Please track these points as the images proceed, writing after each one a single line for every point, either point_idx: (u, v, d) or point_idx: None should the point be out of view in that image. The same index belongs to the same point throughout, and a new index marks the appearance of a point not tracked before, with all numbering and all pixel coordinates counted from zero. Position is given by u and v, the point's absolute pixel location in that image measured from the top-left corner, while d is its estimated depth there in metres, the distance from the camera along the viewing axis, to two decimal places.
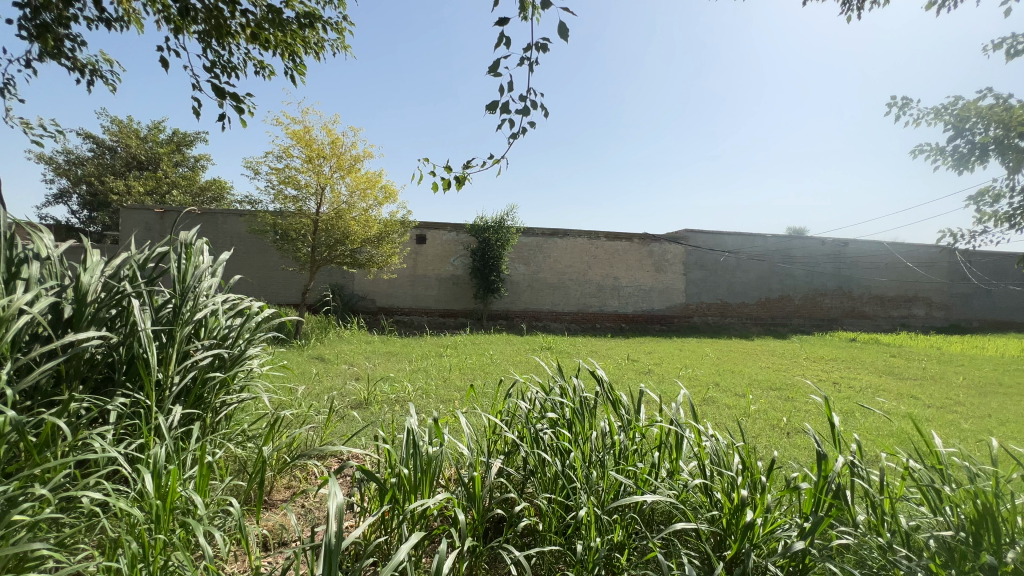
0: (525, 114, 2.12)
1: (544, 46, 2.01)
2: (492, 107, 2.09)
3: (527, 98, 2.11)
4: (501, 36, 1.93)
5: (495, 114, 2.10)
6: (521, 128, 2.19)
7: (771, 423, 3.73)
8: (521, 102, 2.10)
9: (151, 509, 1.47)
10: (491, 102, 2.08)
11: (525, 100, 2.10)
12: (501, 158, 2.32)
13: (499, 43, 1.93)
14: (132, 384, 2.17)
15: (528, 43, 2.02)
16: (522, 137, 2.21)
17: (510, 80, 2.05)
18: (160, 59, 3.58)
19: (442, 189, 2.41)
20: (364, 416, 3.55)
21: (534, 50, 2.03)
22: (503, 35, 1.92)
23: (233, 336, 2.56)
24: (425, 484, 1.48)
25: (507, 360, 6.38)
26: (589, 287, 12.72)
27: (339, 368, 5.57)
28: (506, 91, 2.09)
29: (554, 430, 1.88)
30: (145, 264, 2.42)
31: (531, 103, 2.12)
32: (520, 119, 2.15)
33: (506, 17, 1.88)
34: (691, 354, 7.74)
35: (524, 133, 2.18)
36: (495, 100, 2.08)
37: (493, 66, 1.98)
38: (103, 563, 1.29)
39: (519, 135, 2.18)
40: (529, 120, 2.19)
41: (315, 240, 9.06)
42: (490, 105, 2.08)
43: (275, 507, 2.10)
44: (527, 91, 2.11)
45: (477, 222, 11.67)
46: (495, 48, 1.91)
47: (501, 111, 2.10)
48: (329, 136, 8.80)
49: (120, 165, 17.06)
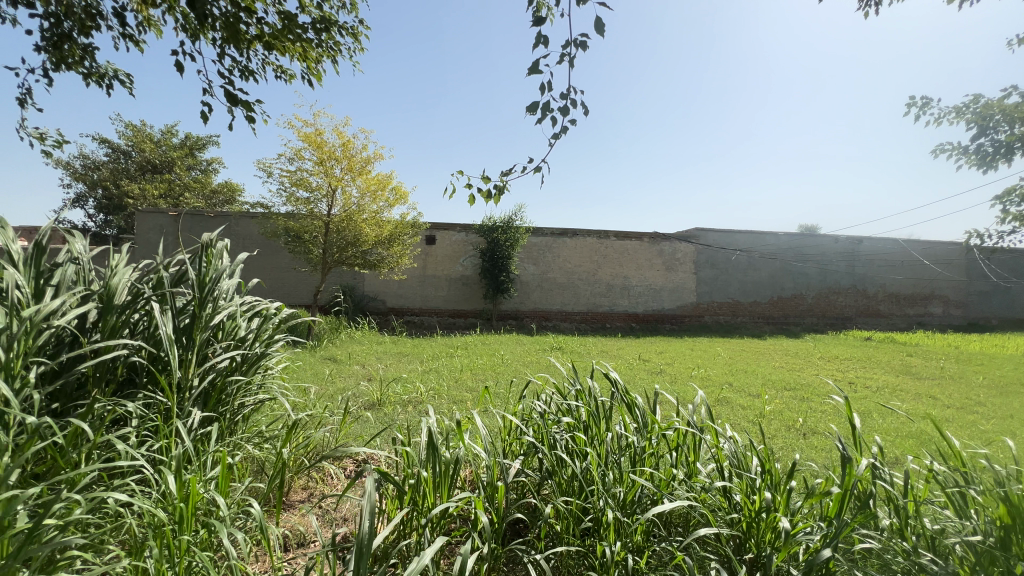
0: (566, 112, 2.11)
1: (583, 42, 2.01)
2: (533, 108, 2.09)
3: (569, 96, 2.10)
4: (540, 36, 1.97)
5: (537, 115, 2.10)
6: (563, 128, 2.17)
7: (787, 424, 3.68)
8: (563, 100, 2.10)
9: (176, 510, 1.50)
10: (533, 101, 2.08)
11: (566, 98, 2.10)
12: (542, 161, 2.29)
13: (538, 42, 1.96)
14: (153, 385, 2.22)
15: (567, 42, 2.03)
16: (565, 137, 2.19)
17: (550, 79, 2.06)
18: (178, 65, 3.64)
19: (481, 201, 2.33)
20: (379, 417, 3.58)
21: (572, 47, 2.04)
22: (541, 34, 1.96)
23: (251, 338, 2.60)
24: (444, 486, 1.50)
25: (518, 361, 6.39)
26: (599, 287, 12.67)
27: (352, 369, 5.61)
28: (547, 90, 2.09)
29: (570, 432, 1.88)
30: (166, 268, 2.47)
31: (573, 102, 2.10)
32: (563, 118, 2.13)
33: (544, 16, 1.93)
34: (703, 354, 7.69)
35: (567, 131, 2.15)
36: (536, 101, 2.08)
37: (533, 65, 1.99)
38: (131, 563, 1.32)
39: (562, 135, 2.16)
40: (572, 120, 2.17)
41: (326, 241, 9.13)
42: (531, 106, 2.09)
43: (294, 508, 2.12)
44: (568, 90, 2.11)
45: (487, 223, 11.69)
46: (533, 47, 1.94)
47: (542, 110, 2.10)
48: (341, 138, 8.88)
49: (135, 170, 17.34)
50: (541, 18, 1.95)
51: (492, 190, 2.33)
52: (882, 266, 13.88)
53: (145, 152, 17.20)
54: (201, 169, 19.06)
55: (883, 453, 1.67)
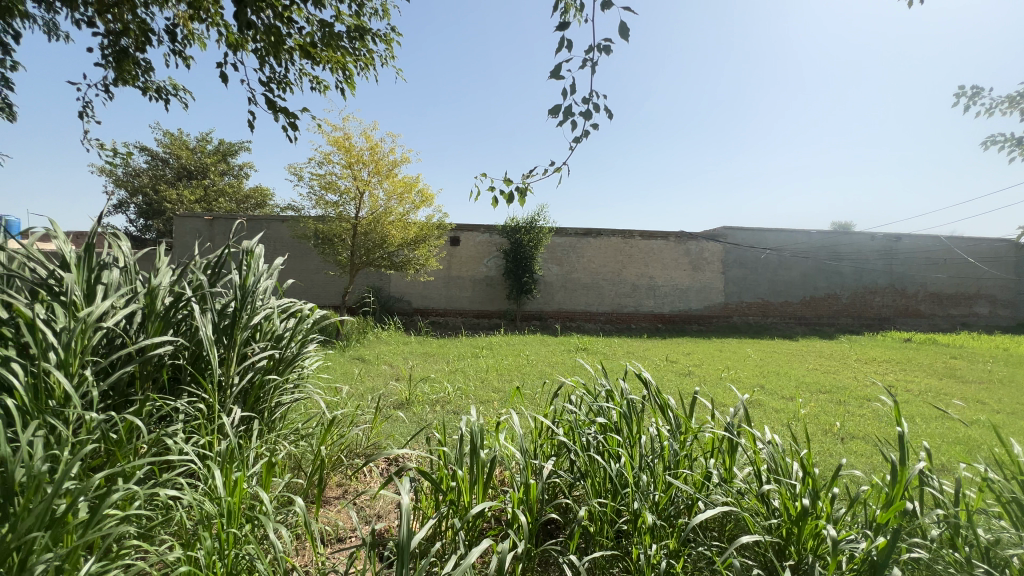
0: (588, 116, 2.11)
1: (606, 46, 2.00)
2: (555, 111, 2.10)
3: (591, 100, 2.10)
4: (563, 41, 1.97)
5: (557, 118, 2.11)
6: (584, 132, 2.18)
7: (824, 428, 3.58)
8: (585, 105, 2.10)
9: (223, 503, 1.56)
10: (554, 105, 2.09)
11: (588, 103, 2.10)
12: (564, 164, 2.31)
13: (561, 47, 1.96)
14: (197, 383, 2.31)
15: (591, 46, 2.02)
16: (585, 140, 2.20)
17: (573, 84, 2.06)
18: (223, 74, 3.80)
19: (501, 202, 2.36)
20: (408, 416, 3.63)
21: (596, 52, 2.03)
22: (565, 39, 1.96)
23: (287, 338, 2.68)
24: (480, 487, 1.51)
25: (544, 361, 6.38)
26: (624, 287, 12.54)
27: (380, 369, 5.71)
28: (569, 95, 2.09)
29: (603, 434, 1.87)
30: (207, 270, 2.57)
31: (595, 106, 2.11)
32: (583, 122, 2.14)
33: (567, 21, 1.93)
34: (732, 356, 7.53)
35: (587, 135, 2.17)
36: (558, 105, 2.09)
37: (556, 70, 2.00)
38: (185, 554, 1.38)
39: (582, 138, 2.18)
40: (593, 124, 2.18)
41: (354, 243, 9.33)
42: (553, 110, 2.10)
43: (330, 504, 2.18)
44: (591, 94, 2.11)
45: (510, 223, 11.71)
46: (556, 52, 1.94)
47: (564, 115, 2.11)
48: (368, 142, 9.06)
49: (172, 176, 18.04)
50: (565, 23, 1.95)
51: (514, 192, 2.37)
52: (923, 265, 13.30)
53: (182, 159, 17.88)
54: (234, 174, 19.67)
55: (932, 460, 1.61)
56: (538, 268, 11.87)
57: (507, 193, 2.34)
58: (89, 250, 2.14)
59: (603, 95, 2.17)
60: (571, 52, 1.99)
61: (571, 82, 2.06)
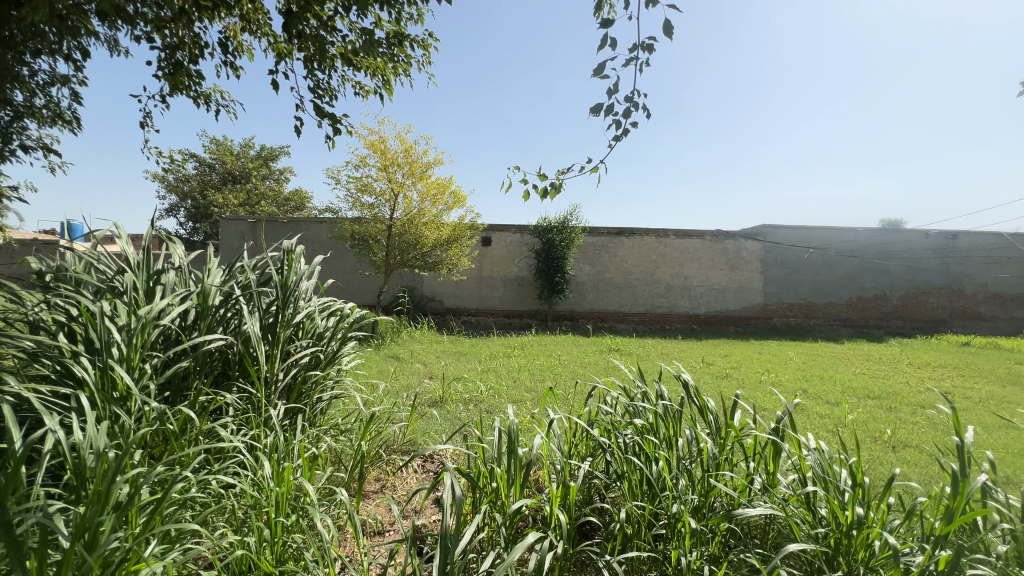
0: (630, 115, 2.11)
1: (649, 44, 1.99)
2: (596, 110, 2.11)
3: (633, 99, 2.10)
4: (606, 39, 1.96)
5: (599, 116, 2.13)
6: (624, 131, 2.18)
7: (873, 435, 3.41)
8: (626, 103, 2.09)
9: (271, 494, 1.63)
10: (597, 104, 2.10)
11: (630, 102, 2.09)
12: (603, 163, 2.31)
13: (604, 45, 1.96)
14: (245, 378, 2.42)
15: (634, 45, 2.02)
16: (625, 140, 2.21)
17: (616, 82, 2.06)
18: (273, 82, 3.94)
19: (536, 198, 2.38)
20: (443, 413, 3.69)
21: (639, 51, 2.03)
22: (607, 37, 1.95)
23: (327, 336, 2.77)
24: (517, 485, 1.52)
25: (576, 362, 6.33)
26: (658, 287, 12.31)
27: (414, 367, 5.82)
28: (611, 94, 2.09)
29: (639, 435, 1.85)
30: (254, 270, 2.69)
31: (637, 105, 2.10)
32: (624, 121, 2.15)
33: (610, 19, 1.91)
34: (773, 358, 7.27)
35: (627, 134, 2.18)
36: (600, 103, 2.09)
37: (599, 69, 1.99)
38: (237, 541, 1.46)
39: (622, 137, 2.18)
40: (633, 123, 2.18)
41: (389, 244, 9.53)
42: (595, 108, 2.11)
43: (369, 498, 2.24)
44: (633, 93, 2.11)
45: (542, 223, 11.69)
46: (599, 51, 1.94)
47: (606, 113, 2.11)
48: (403, 145, 9.24)
49: (219, 181, 18.92)
50: (607, 22, 1.93)
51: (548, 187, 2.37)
52: (983, 264, 12.46)
53: (227, 164, 18.72)
54: (275, 178, 20.44)
55: (996, 473, 1.51)
56: (569, 268, 11.80)
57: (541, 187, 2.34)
58: (148, 252, 2.28)
59: (645, 94, 2.17)
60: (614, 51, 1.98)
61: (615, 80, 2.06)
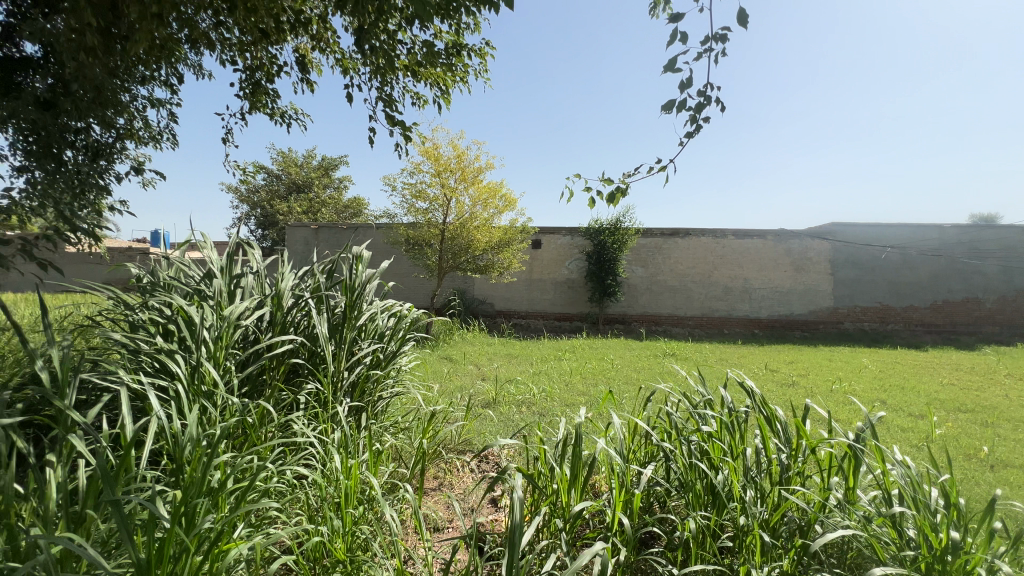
0: (703, 109, 2.03)
1: (723, 35, 1.91)
2: (668, 107, 2.05)
3: (707, 93, 2.03)
4: (677, 33, 1.88)
5: (672, 113, 2.06)
6: (697, 125, 2.11)
7: (966, 452, 3.10)
8: (700, 98, 2.02)
9: (341, 486, 1.73)
10: (668, 100, 2.04)
11: (703, 95, 2.02)
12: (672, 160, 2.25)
13: (675, 39, 1.88)
14: (314, 376, 2.57)
15: (706, 36, 1.94)
16: (696, 135, 2.15)
17: (688, 76, 1.99)
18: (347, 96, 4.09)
19: (601, 202, 2.36)
20: (496, 415, 3.73)
21: (712, 41, 1.95)
22: (678, 31, 1.87)
23: (388, 337, 2.88)
24: (578, 488, 1.52)
25: (629, 366, 6.20)
26: (715, 290, 11.82)
27: (467, 368, 5.92)
28: (684, 88, 2.03)
29: (702, 443, 1.78)
30: (321, 274, 2.85)
31: (711, 98, 2.02)
32: (697, 116, 2.08)
33: (681, 12, 1.83)
34: (845, 366, 6.77)
35: (700, 130, 2.11)
36: (672, 99, 2.03)
37: (670, 64, 1.93)
38: (313, 528, 1.56)
39: (695, 133, 2.12)
40: (705, 117, 2.11)
41: (442, 248, 9.78)
42: (666, 105, 2.05)
43: (429, 495, 2.31)
44: (706, 86, 2.03)
45: (593, 225, 11.55)
46: (669, 45, 1.87)
47: (678, 109, 2.04)
48: (455, 151, 9.45)
49: (284, 190, 20.17)
50: (679, 15, 1.84)
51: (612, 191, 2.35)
52: None
53: (292, 175, 19.93)
54: (335, 187, 21.52)
55: None
56: (621, 270, 11.58)
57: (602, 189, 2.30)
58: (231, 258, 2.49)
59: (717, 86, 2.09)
60: (685, 44, 1.91)
61: (687, 74, 1.99)
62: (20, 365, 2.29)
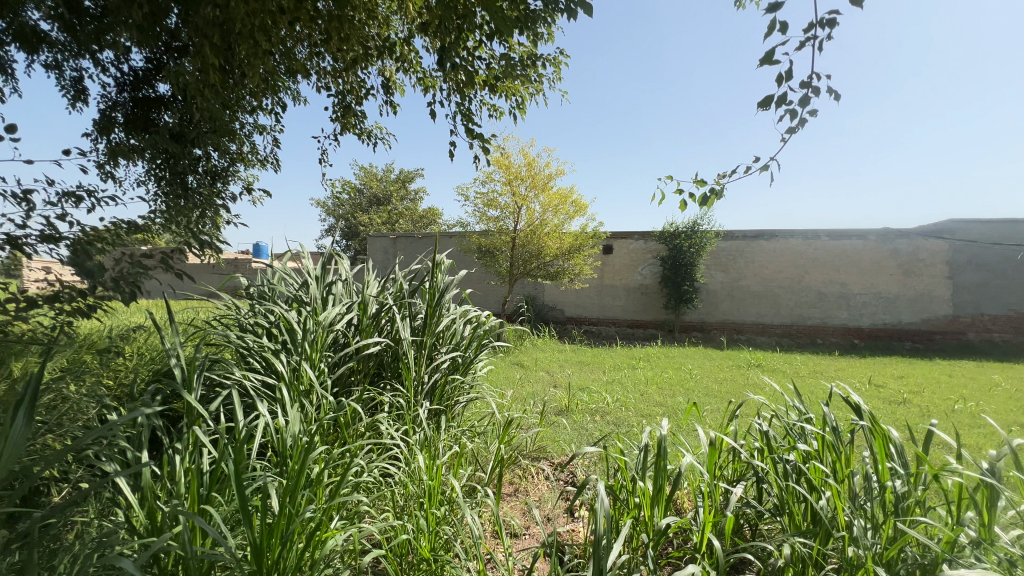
0: (806, 102, 1.90)
1: (830, 19, 1.78)
2: (766, 103, 1.94)
3: (811, 84, 1.90)
4: (775, 24, 1.77)
5: (769, 109, 1.95)
6: (800, 119, 1.98)
7: None
8: (803, 90, 1.90)
9: (425, 486, 1.80)
10: (766, 95, 1.93)
11: (807, 87, 1.89)
12: (771, 158, 2.13)
13: (773, 30, 1.78)
14: (397, 379, 2.71)
15: (810, 23, 1.82)
16: (800, 130, 2.02)
17: (789, 68, 1.87)
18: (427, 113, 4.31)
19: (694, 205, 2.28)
20: (570, 423, 3.70)
21: (817, 27, 1.82)
22: (777, 21, 1.77)
23: (466, 342, 2.97)
24: (663, 504, 1.47)
25: (709, 377, 5.87)
26: (806, 296, 10.87)
27: (539, 375, 5.93)
28: (784, 81, 1.91)
29: (801, 464, 1.64)
30: (404, 282, 3.01)
31: (815, 89, 1.89)
32: (801, 109, 1.94)
33: (781, 2, 1.73)
34: (969, 384, 5.92)
35: (805, 124, 1.98)
36: (770, 95, 1.92)
37: (768, 57, 1.83)
38: (400, 525, 1.64)
39: (798, 128, 1.99)
40: (810, 109, 1.97)
41: (513, 255, 9.92)
42: (764, 101, 1.94)
43: (507, 500, 2.33)
44: (811, 76, 1.90)
45: (668, 228, 11.13)
46: (767, 38, 1.78)
47: (777, 103, 1.93)
48: (526, 159, 9.58)
49: (366, 203, 21.55)
50: (777, 5, 1.74)
51: (705, 194, 2.26)
52: None
53: (373, 188, 21.26)
54: (411, 199, 22.63)
55: None
56: (699, 275, 11.02)
57: (700, 195, 2.24)
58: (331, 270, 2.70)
59: (823, 75, 1.94)
60: (785, 34, 1.80)
61: (787, 66, 1.87)
62: (156, 362, 2.64)
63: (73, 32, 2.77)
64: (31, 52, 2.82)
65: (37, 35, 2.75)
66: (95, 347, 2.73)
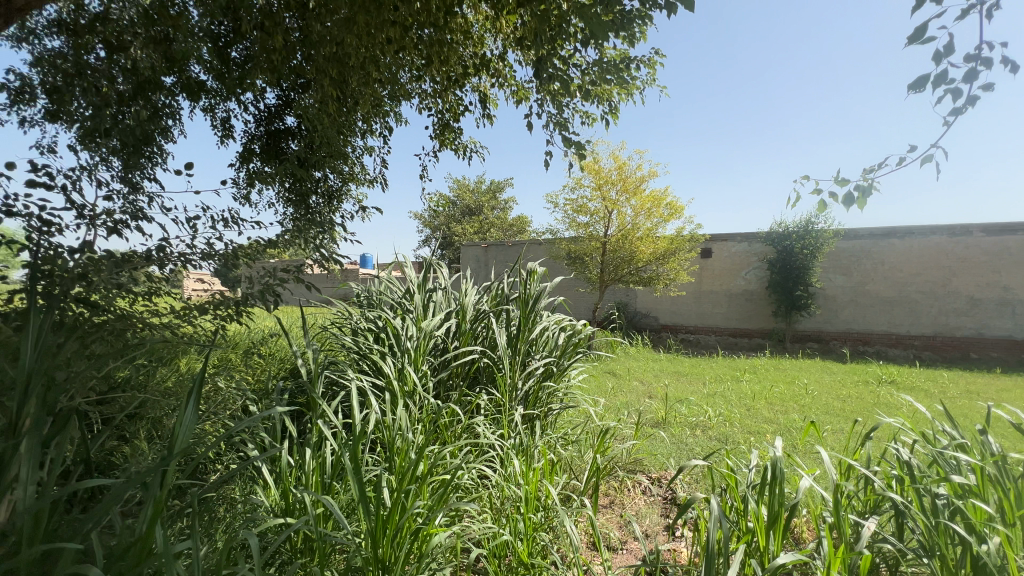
0: (975, 78, 1.64)
1: None
2: (918, 85, 1.71)
3: (980, 55, 1.63)
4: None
5: (923, 92, 1.72)
6: (969, 97, 1.71)
7: None
8: (969, 64, 1.64)
9: (523, 492, 1.83)
10: (919, 77, 1.70)
11: (974, 60, 1.64)
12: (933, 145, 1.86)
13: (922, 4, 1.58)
14: (492, 384, 2.80)
15: None
16: (970, 109, 1.74)
17: (947, 42, 1.64)
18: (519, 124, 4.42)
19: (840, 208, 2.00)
20: (668, 436, 3.53)
21: None
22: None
23: (559, 349, 2.97)
24: (780, 533, 1.34)
25: (830, 393, 5.24)
26: (955, 302, 9.28)
27: (632, 384, 5.73)
28: (942, 57, 1.67)
29: (957, 502, 1.40)
30: (499, 290, 3.10)
31: (986, 61, 1.62)
32: (969, 86, 1.68)
33: None
34: None
35: (975, 102, 1.70)
36: (924, 76, 1.69)
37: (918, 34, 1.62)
38: (500, 528, 1.69)
39: (966, 108, 1.72)
40: (981, 85, 1.70)
41: (603, 260, 9.73)
42: (915, 84, 1.71)
43: (602, 512, 2.29)
44: (978, 47, 1.64)
45: (776, 228, 10.21)
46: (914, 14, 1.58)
47: (934, 84, 1.69)
48: (617, 163, 9.40)
49: (460, 214, 22.55)
50: None
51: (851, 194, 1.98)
52: None
53: (466, 199, 22.20)
54: (501, 208, 23.26)
55: None
56: (815, 279, 9.93)
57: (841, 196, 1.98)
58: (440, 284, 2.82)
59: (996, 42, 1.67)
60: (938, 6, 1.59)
61: (944, 41, 1.64)
62: (286, 362, 3.00)
63: (223, 78, 3.26)
64: (192, 99, 3.36)
65: (197, 84, 3.27)
66: (239, 348, 3.17)
